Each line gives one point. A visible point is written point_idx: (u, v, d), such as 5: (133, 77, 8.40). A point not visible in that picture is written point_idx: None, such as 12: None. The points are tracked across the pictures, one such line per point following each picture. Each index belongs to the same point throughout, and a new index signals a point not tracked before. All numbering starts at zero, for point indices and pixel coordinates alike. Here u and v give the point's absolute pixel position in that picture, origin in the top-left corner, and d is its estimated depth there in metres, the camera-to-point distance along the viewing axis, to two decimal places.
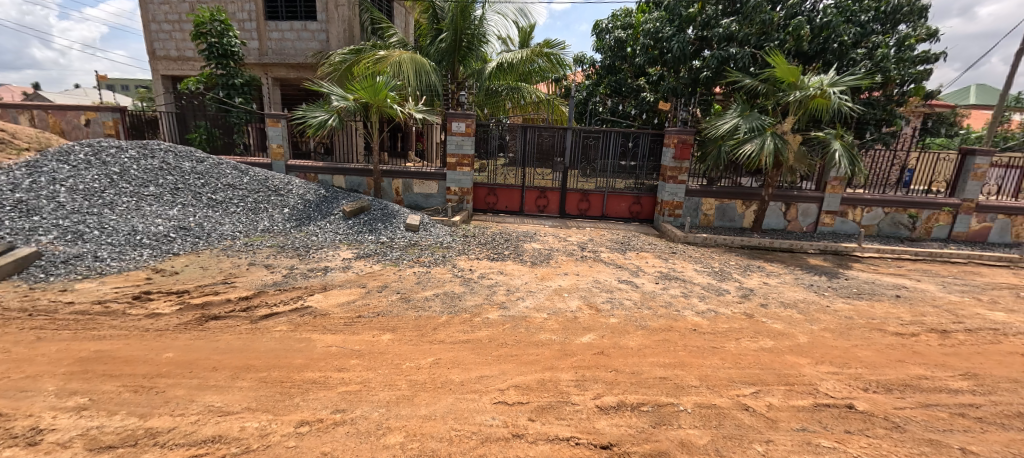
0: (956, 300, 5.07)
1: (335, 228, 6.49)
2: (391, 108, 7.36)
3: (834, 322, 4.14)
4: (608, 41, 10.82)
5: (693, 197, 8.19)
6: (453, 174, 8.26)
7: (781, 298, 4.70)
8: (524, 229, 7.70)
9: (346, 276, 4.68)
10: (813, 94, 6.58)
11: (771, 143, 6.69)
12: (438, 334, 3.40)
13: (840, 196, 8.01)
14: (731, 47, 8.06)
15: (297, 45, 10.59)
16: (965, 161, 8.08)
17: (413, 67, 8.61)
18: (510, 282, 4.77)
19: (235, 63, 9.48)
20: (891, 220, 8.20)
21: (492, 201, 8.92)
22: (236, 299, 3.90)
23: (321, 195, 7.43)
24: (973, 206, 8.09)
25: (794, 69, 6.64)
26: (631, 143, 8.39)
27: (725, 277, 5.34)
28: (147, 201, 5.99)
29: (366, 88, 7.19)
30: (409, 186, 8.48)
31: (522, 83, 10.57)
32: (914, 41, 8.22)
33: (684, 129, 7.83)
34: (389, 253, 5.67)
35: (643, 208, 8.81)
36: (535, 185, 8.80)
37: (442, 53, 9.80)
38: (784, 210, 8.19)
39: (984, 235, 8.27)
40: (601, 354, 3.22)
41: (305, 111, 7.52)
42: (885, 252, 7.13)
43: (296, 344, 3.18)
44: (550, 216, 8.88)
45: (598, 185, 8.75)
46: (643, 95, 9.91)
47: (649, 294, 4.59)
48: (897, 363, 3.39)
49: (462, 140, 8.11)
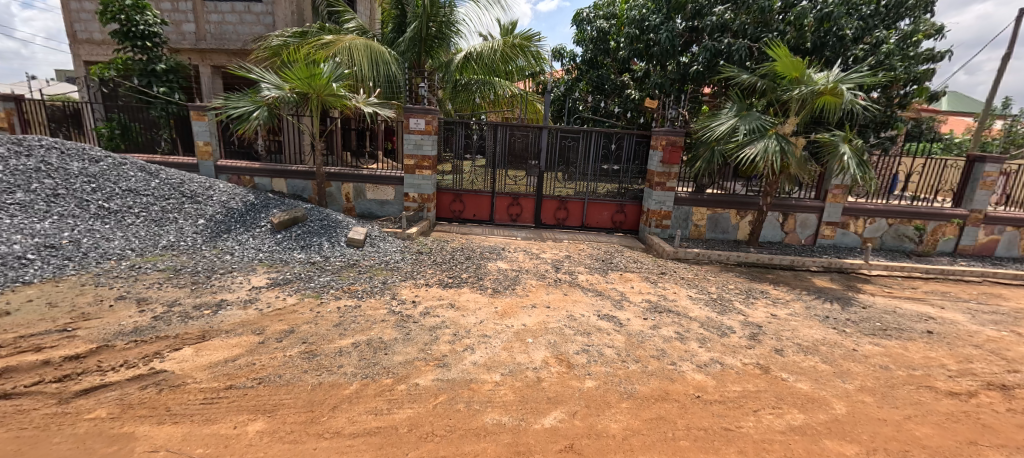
0: (996, 336, 4.25)
1: (258, 244, 5.32)
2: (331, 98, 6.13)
3: (869, 376, 3.23)
4: (589, 32, 9.84)
5: (682, 206, 7.30)
6: (411, 178, 7.17)
7: (797, 340, 3.78)
8: (491, 242, 6.66)
9: (243, 316, 3.55)
10: (821, 90, 5.75)
11: (774, 146, 5.83)
12: (334, 420, 2.32)
13: (842, 206, 7.24)
14: (726, 38, 7.22)
15: (239, 29, 9.33)
16: (973, 169, 7.42)
17: (366, 55, 7.40)
18: (460, 322, 3.71)
19: (156, 46, 8.20)
20: (894, 232, 7.49)
21: (458, 209, 7.86)
22: (58, 362, 2.74)
23: (250, 202, 6.22)
24: (981, 218, 7.44)
25: (798, 63, 5.83)
26: (613, 145, 7.45)
27: (725, 308, 4.42)
28: (6, 212, 4.72)
29: (301, 75, 5.97)
30: (361, 192, 7.36)
31: (494, 77, 9.53)
32: (920, 37, 7.51)
33: (674, 130, 6.93)
34: (317, 278, 4.56)
35: (627, 218, 7.88)
36: (507, 191, 7.77)
37: (408, 42, 8.70)
38: (781, 221, 7.38)
39: (991, 248, 7.64)
40: (569, 450, 2.19)
41: (227, 102, 6.26)
42: (894, 270, 6.37)
43: (100, 448, 2.05)
44: (523, 226, 7.89)
45: (578, 191, 7.76)
46: (628, 92, 8.95)
47: (636, 337, 3.61)
48: (973, 449, 2.46)
49: (420, 139, 7.03)
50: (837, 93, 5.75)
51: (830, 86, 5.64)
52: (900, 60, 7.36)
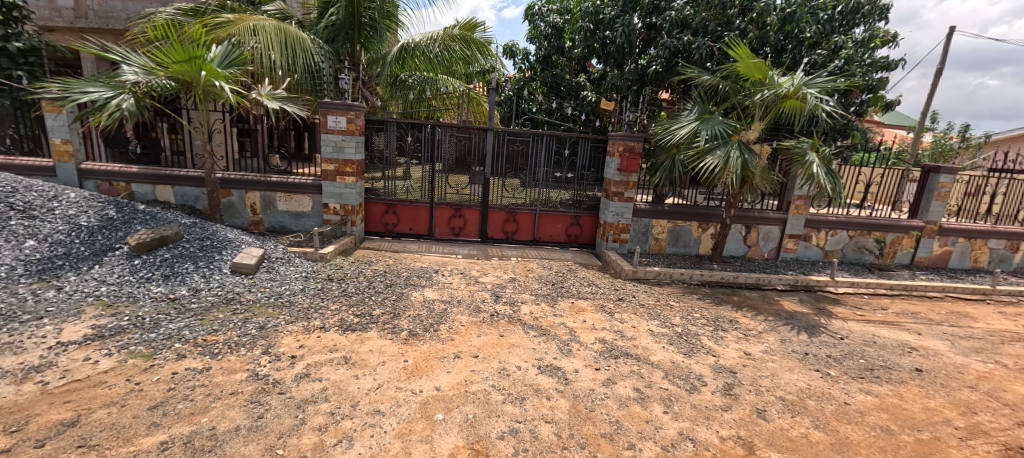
0: (986, 371, 3.75)
1: (104, 275, 4.05)
2: (212, 84, 4.83)
3: (873, 448, 2.52)
4: (543, 29, 9.04)
5: (641, 218, 6.64)
6: (331, 186, 6.03)
7: (779, 392, 3.07)
8: (424, 262, 5.65)
9: (6, 398, 2.37)
10: (784, 94, 5.18)
11: (737, 155, 5.23)
12: None
13: (804, 218, 6.81)
14: (685, 35, 6.64)
15: (130, 6, 7.89)
16: (928, 179, 7.21)
17: (278, 39, 6.12)
18: (349, 389, 2.70)
19: (11, 20, 6.66)
20: (855, 245, 7.17)
21: (391, 222, 6.80)
22: None
23: (110, 217, 4.88)
24: (936, 229, 7.26)
25: (761, 64, 5.25)
26: (567, 151, 6.68)
27: (692, 348, 3.67)
28: None
29: (175, 58, 4.74)
30: (270, 202, 6.15)
31: (438, 74, 8.57)
32: (878, 43, 7.23)
33: (632, 135, 6.24)
34: (168, 323, 3.39)
35: (582, 231, 7.11)
36: (448, 201, 6.80)
37: (334, 28, 7.69)
38: (744, 234, 6.88)
39: (945, 260, 7.51)
40: None
41: (69, 83, 4.75)
42: (860, 287, 5.97)
43: None
44: (466, 241, 6.94)
45: (528, 201, 6.91)
46: (585, 94, 8.18)
47: (586, 401, 2.74)
48: None
49: (341, 140, 5.90)
50: (800, 98, 5.21)
51: (795, 88, 5.08)
52: (860, 66, 7.07)
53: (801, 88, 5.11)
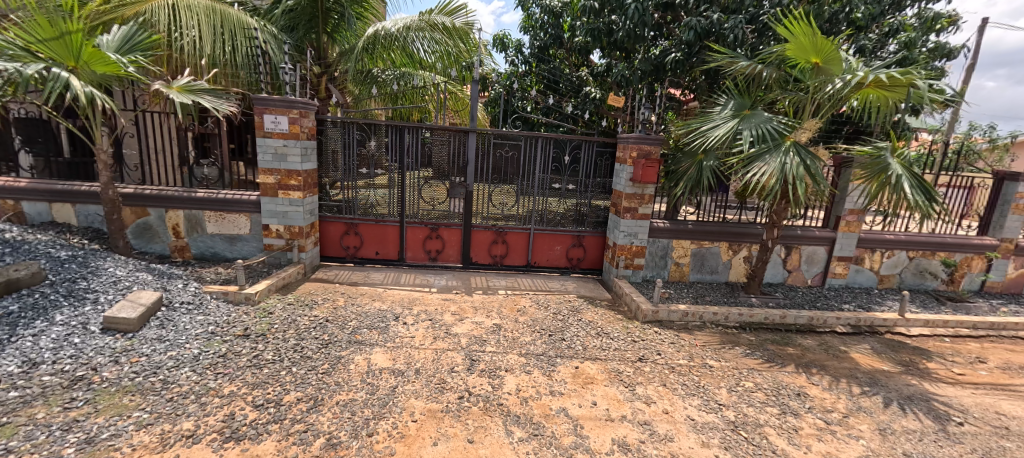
0: None
1: None
2: (57, 69, 3.58)
3: None
4: (538, 16, 7.83)
5: (659, 239, 5.40)
6: (273, 204, 4.81)
7: None
8: (385, 301, 4.40)
9: None
10: (888, 81, 3.87)
11: (794, 162, 4.03)
12: None
13: (857, 236, 5.57)
14: (715, 13, 5.43)
15: None
16: (1003, 188, 5.95)
17: (208, 19, 4.92)
18: None
19: None
20: (915, 268, 5.93)
21: (352, 245, 5.57)
22: None
23: None
24: (1012, 248, 6.00)
25: (825, 42, 3.98)
26: (567, 157, 5.48)
27: (762, 456, 2.42)
28: None
29: (41, 35, 3.52)
30: (197, 223, 4.92)
31: (415, 68, 7.36)
32: (944, 23, 5.99)
33: (648, 136, 4.95)
34: None
35: (586, 253, 5.87)
36: (421, 219, 5.56)
37: (295, 14, 6.58)
38: (784, 257, 5.63)
39: (1021, 285, 6.25)
40: None
41: None
42: (938, 328, 4.74)
43: None
44: (445, 268, 5.71)
45: (520, 218, 5.67)
46: (587, 90, 7.00)
47: None
48: None
49: (283, 146, 4.66)
50: (891, 86, 4.02)
51: (914, 76, 3.74)
52: (921, 54, 5.83)
53: (909, 75, 3.85)
